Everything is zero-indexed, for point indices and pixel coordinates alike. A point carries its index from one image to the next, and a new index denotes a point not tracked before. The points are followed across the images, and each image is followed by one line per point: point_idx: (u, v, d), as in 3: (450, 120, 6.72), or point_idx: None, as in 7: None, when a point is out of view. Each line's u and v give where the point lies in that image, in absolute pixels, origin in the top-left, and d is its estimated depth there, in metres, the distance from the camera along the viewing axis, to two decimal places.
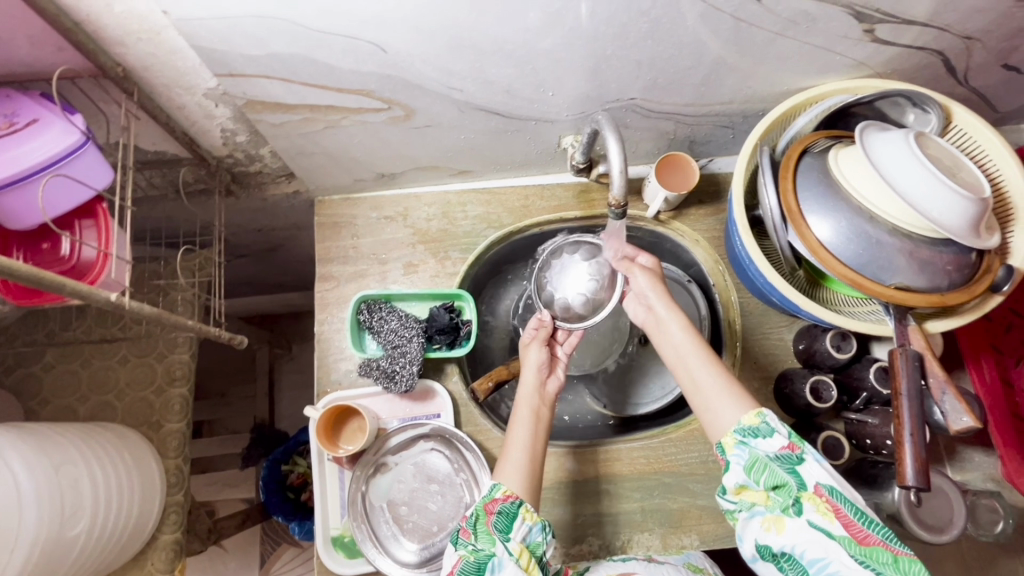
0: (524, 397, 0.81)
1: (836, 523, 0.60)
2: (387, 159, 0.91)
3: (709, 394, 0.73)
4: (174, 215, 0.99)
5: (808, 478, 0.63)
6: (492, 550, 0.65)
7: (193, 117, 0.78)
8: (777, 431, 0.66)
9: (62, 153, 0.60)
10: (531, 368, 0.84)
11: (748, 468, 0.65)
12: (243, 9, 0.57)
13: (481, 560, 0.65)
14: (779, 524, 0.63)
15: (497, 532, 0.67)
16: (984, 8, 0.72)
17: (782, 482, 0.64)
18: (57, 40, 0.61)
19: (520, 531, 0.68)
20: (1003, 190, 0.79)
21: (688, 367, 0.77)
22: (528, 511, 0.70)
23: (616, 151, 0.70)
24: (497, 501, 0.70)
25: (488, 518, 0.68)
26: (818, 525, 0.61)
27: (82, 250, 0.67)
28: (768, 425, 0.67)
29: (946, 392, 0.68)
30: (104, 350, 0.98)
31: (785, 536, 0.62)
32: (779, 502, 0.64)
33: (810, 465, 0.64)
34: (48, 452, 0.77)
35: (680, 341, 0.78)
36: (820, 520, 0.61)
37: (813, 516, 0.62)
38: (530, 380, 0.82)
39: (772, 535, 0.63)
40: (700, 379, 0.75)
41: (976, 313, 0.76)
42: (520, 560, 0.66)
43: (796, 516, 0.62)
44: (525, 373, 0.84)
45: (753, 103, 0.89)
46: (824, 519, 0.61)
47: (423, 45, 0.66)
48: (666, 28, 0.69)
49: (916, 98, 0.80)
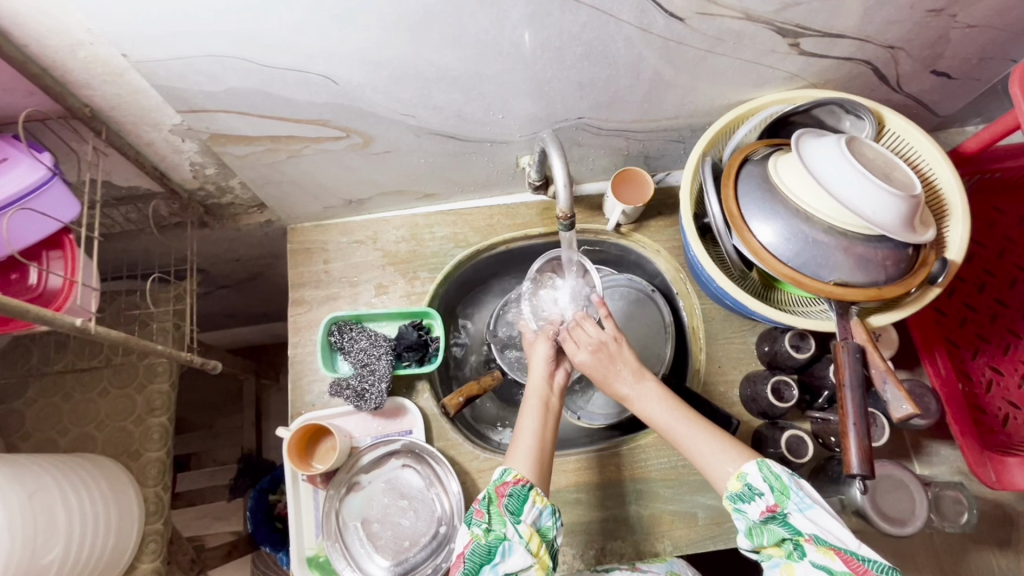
0: (533, 387, 0.83)
1: (838, 561, 0.61)
2: (352, 185, 0.95)
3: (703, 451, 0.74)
4: (150, 248, 1.03)
5: (801, 527, 0.65)
6: (504, 533, 0.68)
7: (162, 153, 0.82)
8: (759, 492, 0.67)
9: (31, 188, 0.65)
10: (539, 363, 0.85)
11: (749, 533, 0.68)
12: (197, 50, 0.62)
13: (491, 543, 0.67)
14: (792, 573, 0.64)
15: (508, 515, 0.68)
16: (898, 20, 0.76)
17: (780, 538, 0.66)
18: (27, 85, 0.66)
19: (531, 514, 0.69)
20: (934, 185, 0.83)
21: (677, 437, 0.76)
22: (538, 494, 0.70)
23: (561, 167, 0.75)
24: (508, 484, 0.70)
25: (500, 500, 0.69)
26: (820, 566, 0.62)
27: (49, 279, 0.70)
28: (751, 487, 0.68)
29: (887, 381, 0.71)
30: (85, 382, 1.01)
31: None
32: (786, 551, 0.66)
33: (798, 514, 0.65)
34: (22, 481, 0.78)
35: (662, 415, 0.78)
36: (823, 561, 0.62)
37: (815, 557, 0.63)
38: (540, 372, 0.84)
39: None
40: (694, 446, 0.75)
41: (916, 305, 0.79)
42: (531, 544, 0.68)
43: (800, 560, 0.64)
44: (533, 368, 0.85)
45: (698, 117, 0.93)
46: (825, 558, 0.62)
47: (371, 76, 0.70)
48: (600, 50, 0.74)
49: (848, 105, 0.84)
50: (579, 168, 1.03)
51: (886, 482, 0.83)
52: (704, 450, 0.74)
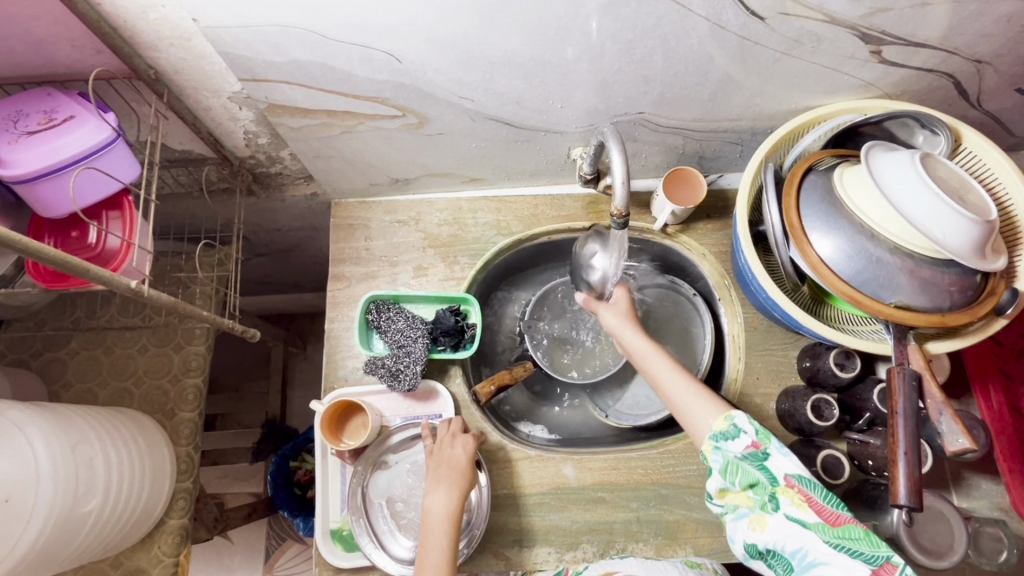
0: (441, 505, 0.77)
1: (810, 513, 0.62)
2: (399, 165, 0.95)
3: (686, 403, 0.74)
4: (196, 212, 1.04)
5: (777, 474, 0.65)
6: None
7: (219, 119, 0.82)
8: (744, 431, 0.67)
9: (95, 148, 0.65)
10: (452, 475, 0.80)
11: (723, 471, 0.67)
12: (267, 19, 0.61)
13: None
14: (762, 523, 0.65)
15: None
16: (992, 33, 0.72)
17: (756, 482, 0.65)
18: (96, 44, 0.66)
19: None
20: (1010, 212, 0.79)
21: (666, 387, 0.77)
22: None
23: (620, 162, 0.73)
24: None
25: None
26: (794, 518, 0.63)
27: (108, 239, 0.72)
28: (736, 427, 0.68)
29: (943, 413, 0.68)
30: (126, 338, 1.03)
31: (769, 534, 0.64)
32: (758, 501, 0.65)
33: (777, 458, 0.65)
34: (66, 431, 0.80)
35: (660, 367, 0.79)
36: (796, 513, 0.63)
37: (789, 509, 0.63)
38: (451, 486, 0.79)
39: (758, 534, 0.65)
40: (677, 394, 0.75)
41: (981, 335, 0.76)
42: None
43: (774, 512, 0.64)
44: (446, 478, 0.80)
45: (762, 120, 0.90)
46: (799, 510, 0.63)
47: (436, 56, 0.69)
48: (673, 44, 0.71)
49: (925, 119, 0.80)
50: (631, 164, 1.01)
51: (925, 513, 0.81)
52: (685, 396, 0.75)
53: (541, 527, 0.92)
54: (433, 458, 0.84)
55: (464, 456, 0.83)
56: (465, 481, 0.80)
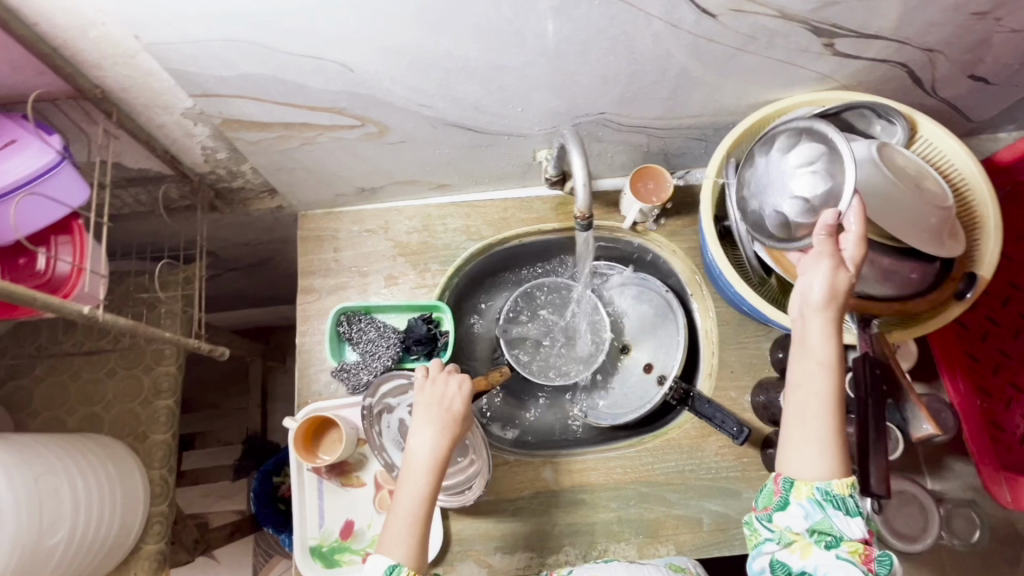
0: (425, 450, 0.73)
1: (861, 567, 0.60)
2: (364, 174, 0.94)
3: (803, 434, 0.63)
4: (159, 231, 1.03)
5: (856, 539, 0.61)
6: None
7: (173, 135, 0.81)
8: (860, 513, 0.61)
9: (40, 172, 0.64)
10: (442, 417, 0.75)
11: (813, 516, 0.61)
12: (211, 33, 0.60)
13: None
14: (807, 551, 0.62)
15: None
16: (941, 22, 0.73)
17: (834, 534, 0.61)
18: (37, 65, 0.65)
19: None
20: (967, 198, 0.80)
21: (801, 399, 0.64)
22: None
23: (580, 164, 0.74)
24: None
25: None
26: (844, 559, 0.60)
27: (58, 265, 0.71)
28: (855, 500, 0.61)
29: (911, 403, 0.72)
30: (93, 362, 1.00)
31: (808, 561, 0.61)
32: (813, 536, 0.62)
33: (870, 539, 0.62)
34: (29, 463, 0.78)
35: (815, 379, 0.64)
36: (849, 559, 0.60)
37: (843, 553, 0.61)
38: (438, 429, 0.74)
39: (796, 557, 0.62)
40: (809, 417, 0.63)
41: (940, 321, 0.76)
42: None
43: (825, 549, 0.61)
44: (433, 420, 0.75)
45: (723, 116, 0.90)
46: (852, 558, 0.60)
47: (389, 65, 0.68)
48: (626, 45, 0.71)
49: (880, 109, 0.81)
50: (597, 163, 1.00)
51: (898, 497, 0.82)
52: (811, 427, 0.63)
53: (522, 532, 0.92)
54: (423, 395, 0.77)
55: (459, 400, 0.77)
56: (456, 429, 0.74)
